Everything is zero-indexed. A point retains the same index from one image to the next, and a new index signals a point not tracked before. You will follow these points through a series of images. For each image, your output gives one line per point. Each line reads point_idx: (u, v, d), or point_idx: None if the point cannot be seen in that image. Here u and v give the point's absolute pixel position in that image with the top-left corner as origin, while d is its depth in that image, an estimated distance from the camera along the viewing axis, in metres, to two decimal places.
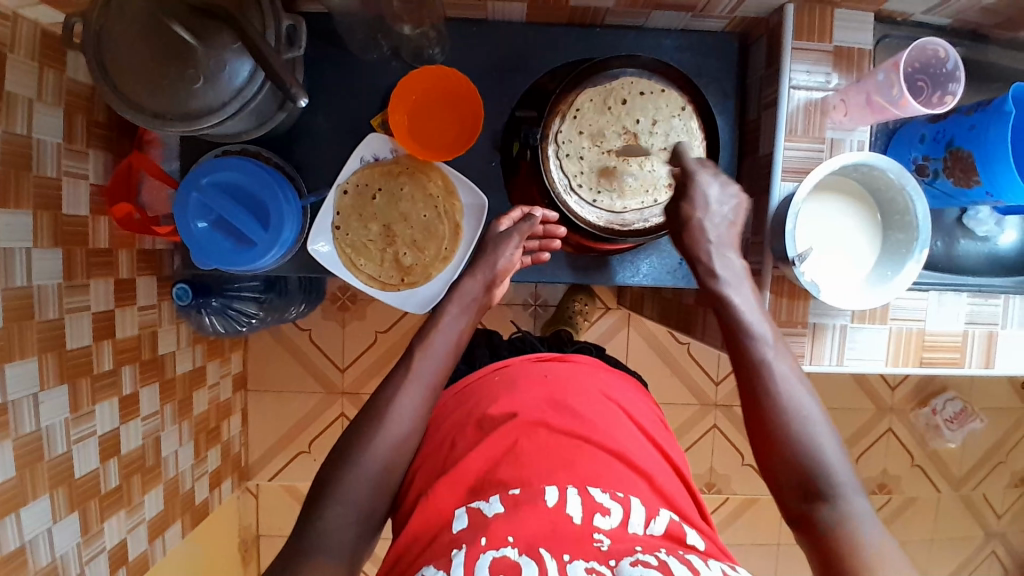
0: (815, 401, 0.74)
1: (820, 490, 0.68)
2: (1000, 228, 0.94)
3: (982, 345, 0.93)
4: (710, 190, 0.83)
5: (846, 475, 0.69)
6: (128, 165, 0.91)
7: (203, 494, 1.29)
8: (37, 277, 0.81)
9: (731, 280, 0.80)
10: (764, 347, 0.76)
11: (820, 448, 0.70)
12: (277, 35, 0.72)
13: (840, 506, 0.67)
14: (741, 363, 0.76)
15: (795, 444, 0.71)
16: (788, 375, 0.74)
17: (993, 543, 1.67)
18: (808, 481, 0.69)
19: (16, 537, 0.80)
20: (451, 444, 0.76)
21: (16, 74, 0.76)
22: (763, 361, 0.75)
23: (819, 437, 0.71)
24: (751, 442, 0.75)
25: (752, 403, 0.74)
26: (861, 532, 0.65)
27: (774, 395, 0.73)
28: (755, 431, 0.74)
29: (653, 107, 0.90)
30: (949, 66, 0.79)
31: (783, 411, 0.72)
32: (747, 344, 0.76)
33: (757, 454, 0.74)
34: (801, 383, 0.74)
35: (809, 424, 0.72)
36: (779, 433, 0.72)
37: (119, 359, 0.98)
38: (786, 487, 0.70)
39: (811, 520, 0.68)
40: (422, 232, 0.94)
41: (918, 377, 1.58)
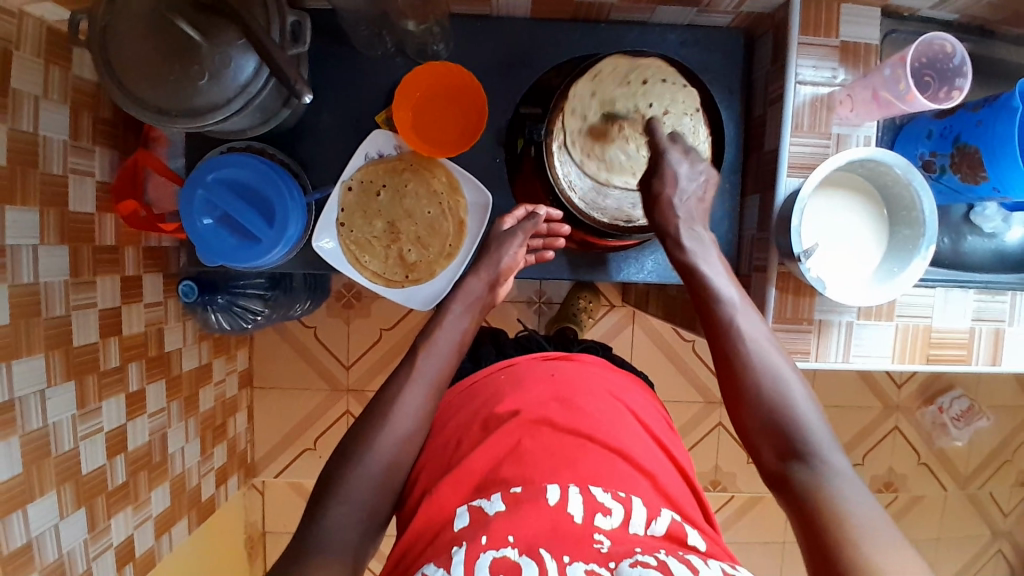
0: (782, 356, 0.77)
1: (795, 449, 0.70)
2: (1007, 225, 0.93)
3: (989, 342, 0.92)
4: (680, 168, 0.86)
5: (812, 422, 0.72)
6: (135, 162, 0.92)
7: (209, 490, 1.30)
8: (44, 274, 0.81)
9: (699, 251, 0.84)
10: (732, 310, 0.79)
11: (794, 410, 0.73)
12: (281, 32, 0.72)
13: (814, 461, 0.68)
14: (716, 333, 0.79)
15: (769, 406, 0.73)
16: (761, 341, 0.77)
17: (1000, 542, 1.66)
18: (783, 440, 0.71)
19: (24, 533, 0.81)
20: (456, 443, 0.76)
21: (22, 71, 0.76)
22: (736, 328, 0.78)
23: (792, 399, 0.73)
24: (731, 410, 0.77)
25: (728, 371, 0.77)
26: (828, 475, 0.67)
27: (747, 360, 0.76)
28: (733, 398, 0.76)
29: (669, 95, 0.90)
30: (956, 61, 0.78)
31: (756, 375, 0.75)
32: (720, 314, 0.79)
33: (737, 423, 0.76)
34: (773, 348, 0.77)
35: (776, 378, 0.75)
36: (755, 397, 0.74)
37: (125, 356, 0.99)
38: (764, 449, 0.73)
39: (788, 477, 0.69)
40: (426, 229, 0.94)
41: (925, 375, 1.57)
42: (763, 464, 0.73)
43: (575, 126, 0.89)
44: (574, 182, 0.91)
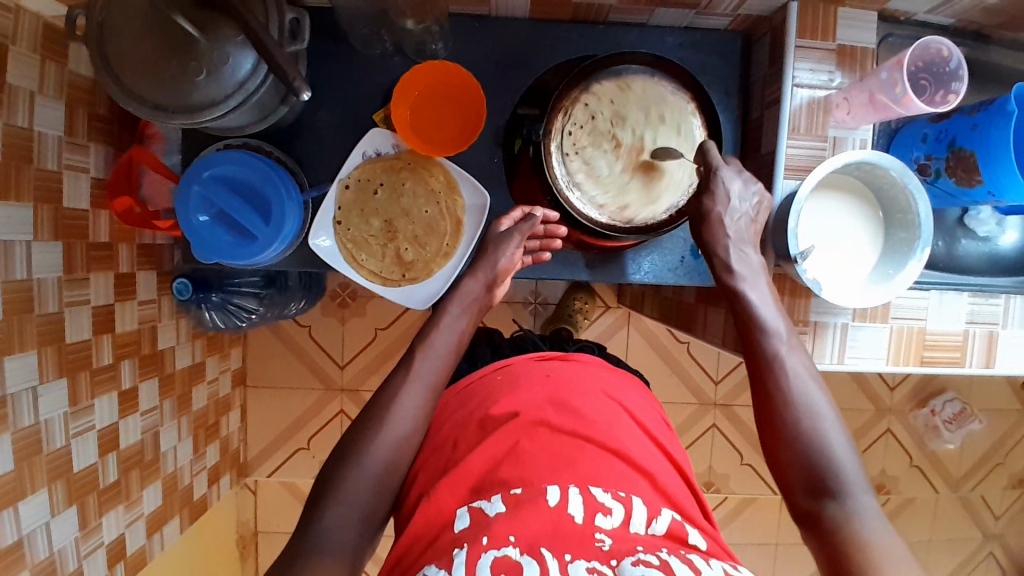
0: (827, 397, 0.74)
1: (829, 489, 0.68)
2: (1002, 229, 0.94)
3: (983, 345, 0.93)
4: (732, 186, 0.82)
5: (854, 470, 0.69)
6: (129, 159, 0.91)
7: (201, 489, 1.29)
8: (37, 270, 0.81)
9: (748, 276, 0.80)
10: (778, 343, 0.76)
11: (831, 448, 0.70)
12: (280, 29, 0.71)
13: (848, 505, 0.67)
14: (756, 361, 0.77)
15: (806, 443, 0.71)
16: (803, 375, 0.75)
17: (991, 544, 1.67)
18: (817, 479, 0.69)
19: (14, 530, 0.80)
20: (452, 444, 0.75)
21: (18, 66, 0.76)
22: (776, 358, 0.76)
23: (829, 436, 0.71)
24: (761, 439, 0.75)
25: (764, 402, 0.75)
26: (868, 532, 0.65)
27: (787, 394, 0.73)
28: (766, 429, 0.74)
29: (669, 109, 0.91)
30: (952, 64, 0.79)
31: (796, 410, 0.72)
32: (763, 344, 0.77)
33: (768, 454, 0.74)
34: (815, 384, 0.74)
35: (819, 420, 0.72)
36: (790, 432, 0.72)
37: (118, 354, 0.98)
38: (795, 485, 0.71)
39: (819, 519, 0.68)
40: (423, 228, 0.94)
41: (918, 378, 1.58)
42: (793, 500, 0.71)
43: (574, 127, 0.89)
44: (571, 181, 0.90)
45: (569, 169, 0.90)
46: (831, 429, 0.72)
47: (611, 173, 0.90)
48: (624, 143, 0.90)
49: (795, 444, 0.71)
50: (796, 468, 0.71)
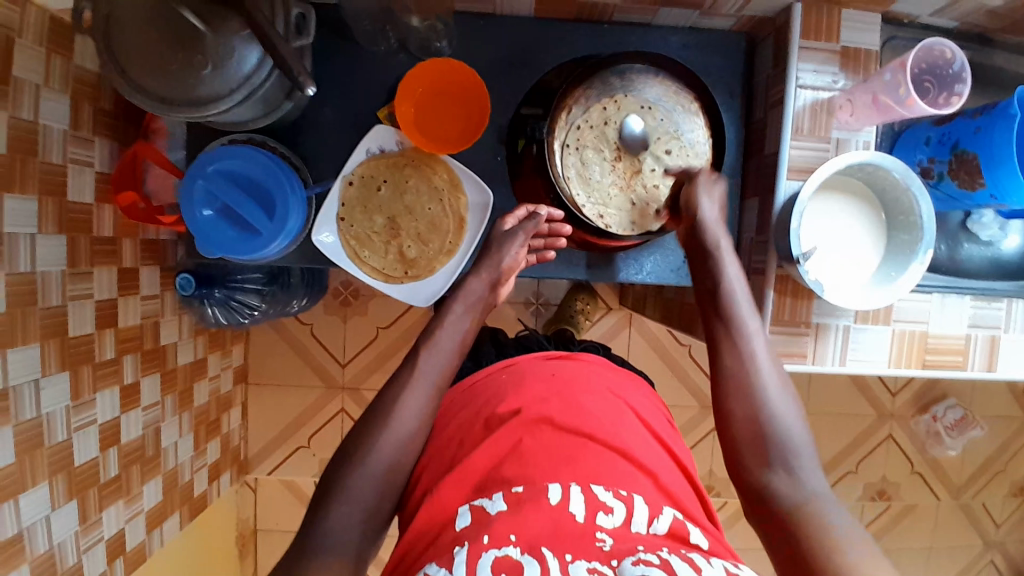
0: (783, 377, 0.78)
1: (779, 458, 0.72)
2: (1004, 233, 0.94)
3: (985, 348, 0.93)
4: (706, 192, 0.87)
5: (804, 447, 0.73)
6: (134, 154, 0.91)
7: (201, 486, 1.29)
8: (41, 263, 0.81)
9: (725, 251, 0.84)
10: (748, 315, 0.80)
11: (783, 421, 0.75)
12: (285, 24, 0.72)
13: (796, 475, 0.71)
14: (721, 331, 0.80)
15: (762, 411, 0.75)
16: (763, 347, 0.79)
17: (992, 552, 1.67)
18: (769, 448, 0.73)
19: (14, 523, 0.80)
20: (457, 443, 0.75)
21: (24, 59, 0.76)
22: (741, 329, 0.79)
23: (780, 409, 0.75)
24: (716, 408, 0.78)
25: (726, 370, 0.78)
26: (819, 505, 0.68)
27: (748, 362, 0.78)
28: (723, 397, 0.77)
29: (671, 110, 0.92)
30: (956, 66, 0.79)
31: (756, 378, 0.77)
32: (734, 316, 0.80)
33: (724, 427, 0.77)
34: (771, 359, 0.79)
35: (775, 398, 0.76)
36: (750, 399, 0.76)
37: (120, 348, 0.98)
38: (746, 455, 0.74)
39: (768, 488, 0.71)
40: (427, 225, 0.94)
41: (920, 384, 1.57)
42: (740, 473, 0.74)
43: (579, 123, 0.90)
44: (573, 175, 0.90)
45: (571, 163, 0.90)
46: (782, 400, 0.76)
47: (614, 171, 0.90)
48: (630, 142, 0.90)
49: (751, 412, 0.75)
50: (749, 437, 0.74)
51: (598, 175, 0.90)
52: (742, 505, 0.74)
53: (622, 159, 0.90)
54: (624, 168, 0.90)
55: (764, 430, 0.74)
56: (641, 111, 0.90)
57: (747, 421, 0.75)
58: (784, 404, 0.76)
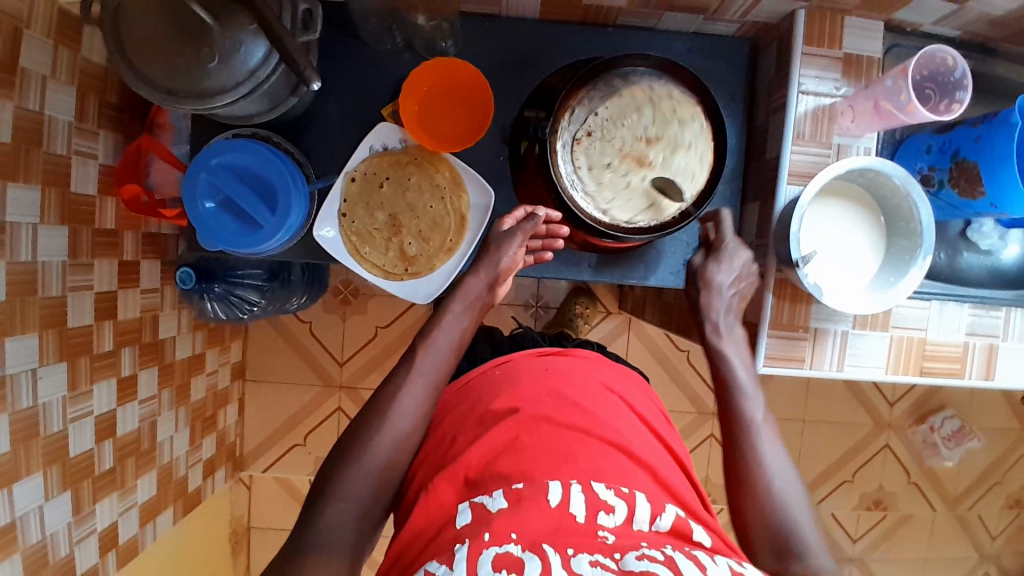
0: (792, 467, 0.78)
1: (793, 553, 0.71)
2: (1003, 242, 0.94)
3: (983, 357, 0.93)
4: (721, 276, 0.87)
5: (814, 536, 0.72)
6: (138, 147, 0.92)
7: (196, 481, 1.29)
8: (42, 254, 0.81)
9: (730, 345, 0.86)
10: (753, 409, 0.81)
11: (793, 510, 0.74)
12: (292, 19, 0.72)
13: (811, 563, 0.70)
14: (728, 422, 0.81)
15: (771, 502, 0.74)
16: (774, 441, 0.79)
17: (986, 565, 1.66)
18: (782, 543, 0.72)
19: (7, 512, 0.80)
20: (452, 438, 0.76)
21: (31, 50, 0.76)
22: (746, 419, 0.80)
23: (790, 497, 0.75)
24: (729, 502, 0.78)
25: (735, 461, 0.78)
26: None
27: (753, 453, 0.78)
28: (734, 489, 0.77)
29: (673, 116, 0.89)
30: (957, 74, 0.80)
31: (763, 469, 0.76)
32: (739, 409, 0.81)
33: (734, 512, 0.77)
34: (779, 447, 0.79)
35: (783, 488, 0.75)
36: (759, 494, 0.75)
37: (119, 341, 0.98)
38: (760, 551, 0.73)
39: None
40: (428, 223, 0.95)
41: (918, 394, 1.57)
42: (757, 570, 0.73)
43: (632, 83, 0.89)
44: (583, 145, 0.89)
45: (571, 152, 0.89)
46: (793, 489, 0.76)
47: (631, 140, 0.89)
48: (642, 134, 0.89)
49: (761, 503, 0.74)
50: (761, 525, 0.73)
51: (606, 148, 0.89)
52: None
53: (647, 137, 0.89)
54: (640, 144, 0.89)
55: (776, 517, 0.73)
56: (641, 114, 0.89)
57: (758, 516, 0.74)
58: (794, 493, 0.75)
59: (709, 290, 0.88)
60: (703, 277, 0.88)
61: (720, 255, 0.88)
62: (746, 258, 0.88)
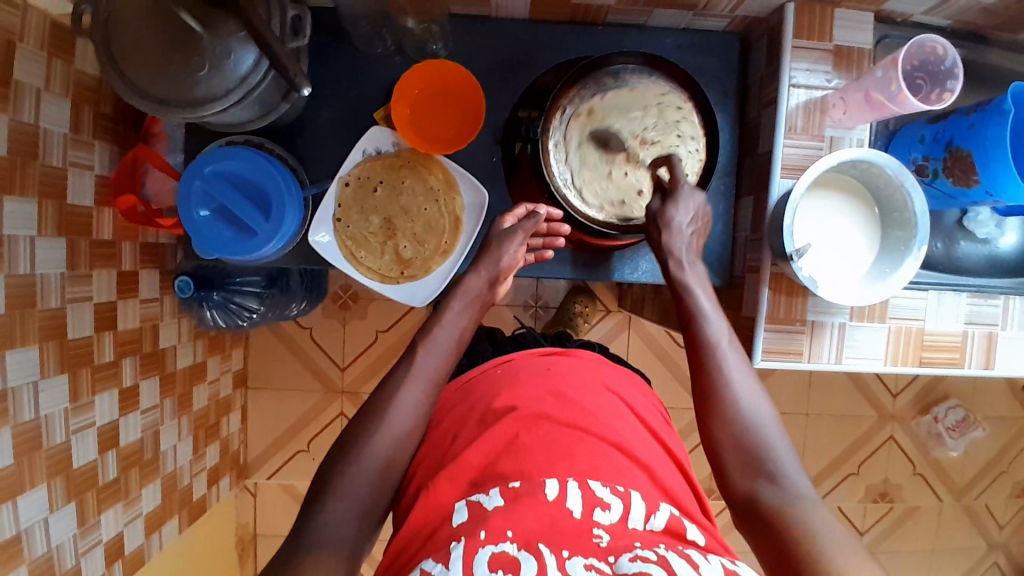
0: (759, 387, 0.78)
1: (765, 472, 0.72)
2: (1001, 230, 0.94)
3: (982, 346, 0.93)
4: (679, 217, 0.86)
5: (785, 454, 0.74)
6: (134, 156, 0.93)
7: (200, 490, 1.29)
8: (40, 266, 0.82)
9: (693, 274, 0.86)
10: (718, 334, 0.81)
11: (763, 430, 0.75)
12: (282, 25, 0.72)
13: (784, 484, 0.71)
14: (694, 347, 0.81)
15: (742, 426, 0.75)
16: (740, 362, 0.79)
17: (995, 554, 1.65)
18: (754, 463, 0.73)
19: (12, 524, 0.80)
20: (452, 437, 0.76)
21: (24, 63, 0.77)
22: (712, 344, 0.80)
23: (760, 418, 0.76)
24: (699, 426, 0.79)
25: (704, 388, 0.79)
26: (803, 507, 0.68)
27: (721, 376, 0.78)
28: (703, 414, 0.78)
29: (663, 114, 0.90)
30: (948, 63, 0.80)
31: (732, 393, 0.77)
32: (705, 335, 0.81)
33: (704, 434, 0.78)
34: (745, 368, 0.79)
35: (753, 410, 0.76)
36: (730, 417, 0.76)
37: (120, 351, 0.99)
38: (732, 470, 0.74)
39: (756, 497, 0.71)
40: (423, 226, 0.95)
41: (921, 385, 1.57)
42: (729, 487, 0.74)
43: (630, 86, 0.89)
44: (575, 141, 0.89)
45: (565, 151, 0.89)
46: (762, 410, 0.77)
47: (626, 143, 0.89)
48: (635, 131, 0.89)
49: (733, 428, 0.75)
50: (733, 448, 0.75)
51: (598, 146, 0.89)
52: (730, 513, 0.74)
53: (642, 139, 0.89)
54: (632, 141, 0.89)
55: (747, 440, 0.74)
56: (633, 112, 0.89)
57: (729, 438, 0.75)
58: (763, 413, 0.76)
59: (668, 232, 0.86)
60: (662, 220, 0.86)
61: (676, 197, 0.86)
62: (700, 197, 0.88)
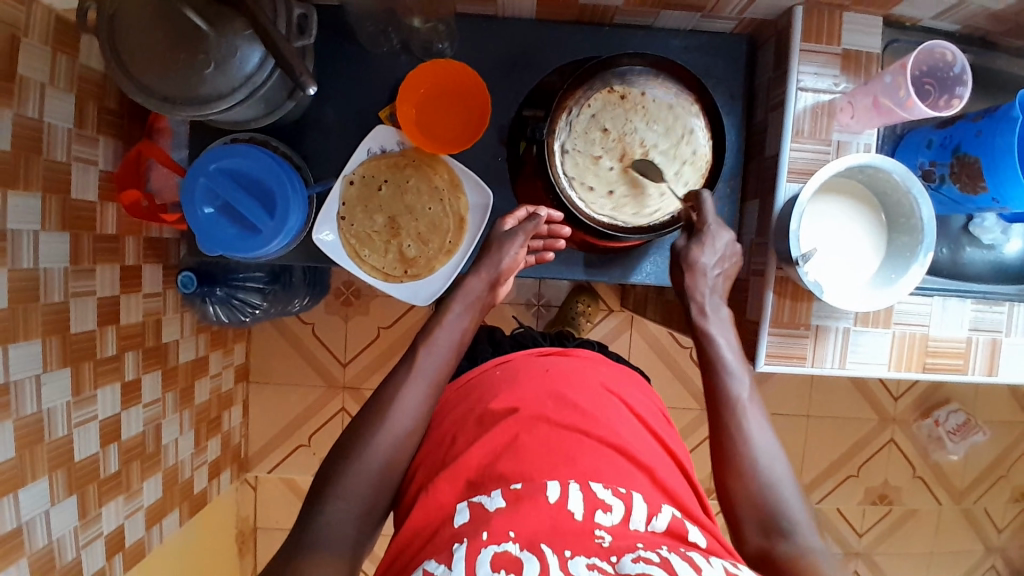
0: (778, 446, 0.78)
1: (780, 529, 0.72)
2: (1007, 236, 0.93)
3: (986, 352, 0.93)
4: (706, 261, 0.89)
5: (801, 513, 0.73)
6: (138, 152, 0.92)
7: (201, 483, 1.29)
8: (44, 260, 0.81)
9: (716, 325, 0.86)
10: (739, 387, 0.81)
11: (780, 488, 0.75)
12: (288, 23, 0.72)
13: (799, 541, 0.71)
14: (714, 399, 0.82)
15: (759, 482, 0.75)
16: (761, 420, 0.80)
17: (992, 558, 1.66)
18: (770, 519, 0.73)
19: (14, 517, 0.80)
20: (452, 438, 0.76)
21: (29, 57, 0.76)
22: (732, 398, 0.80)
23: (778, 476, 0.76)
24: (715, 483, 0.78)
25: (722, 441, 0.79)
26: (818, 566, 0.68)
27: (739, 431, 0.78)
28: (719, 469, 0.78)
29: (670, 118, 0.89)
30: (957, 69, 0.79)
31: (750, 448, 0.77)
32: (725, 386, 0.81)
33: (719, 489, 0.78)
34: (764, 425, 0.80)
35: (772, 468, 0.76)
36: (746, 474, 0.75)
37: (122, 345, 0.99)
38: (747, 529, 0.74)
39: (771, 554, 0.71)
40: (427, 225, 0.95)
41: (922, 388, 1.57)
42: (744, 544, 0.74)
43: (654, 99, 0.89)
44: (580, 143, 0.88)
45: (570, 152, 0.88)
46: (780, 467, 0.76)
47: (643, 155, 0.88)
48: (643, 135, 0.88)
49: (751, 485, 0.75)
50: (751, 505, 0.74)
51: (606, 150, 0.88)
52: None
53: (658, 151, 0.89)
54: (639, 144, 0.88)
55: (764, 497, 0.74)
56: (643, 116, 0.88)
57: (746, 495, 0.75)
58: (781, 471, 0.76)
59: (692, 273, 0.89)
60: (686, 261, 0.89)
61: (702, 238, 0.89)
62: (730, 239, 0.89)
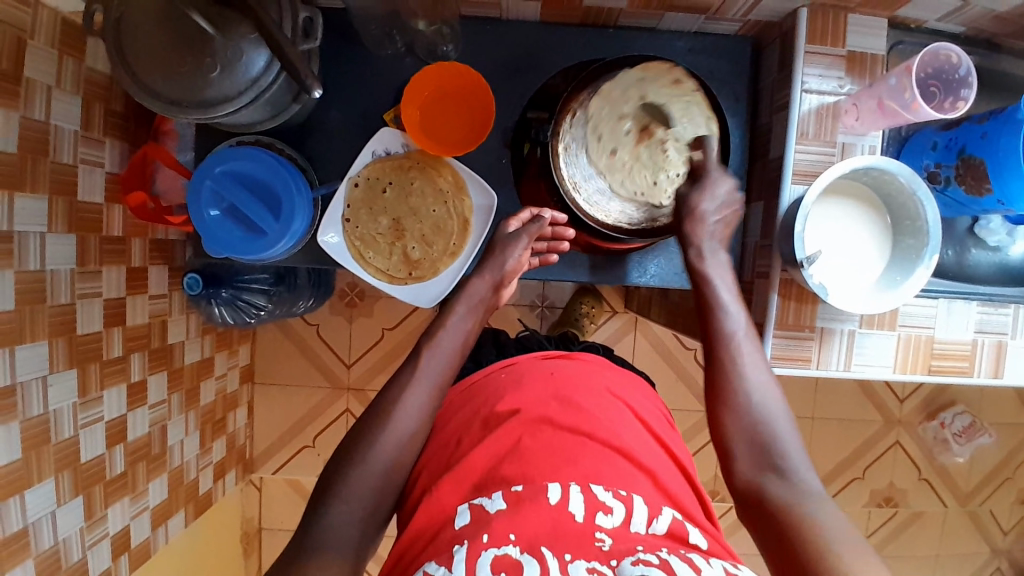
0: (773, 383, 0.80)
1: (772, 465, 0.73)
2: (1012, 238, 0.93)
3: (991, 355, 0.92)
4: (705, 206, 0.86)
5: (795, 450, 0.75)
6: (144, 155, 0.92)
7: (206, 484, 1.30)
8: (50, 262, 0.82)
9: (716, 268, 0.85)
10: (735, 326, 0.82)
11: (774, 425, 0.76)
12: (293, 27, 0.72)
13: (790, 478, 0.72)
14: (711, 339, 0.83)
15: (753, 420, 0.77)
16: (755, 356, 0.80)
17: (998, 561, 1.65)
18: (762, 456, 0.74)
19: (20, 518, 0.81)
20: (455, 442, 0.76)
21: (35, 60, 0.77)
22: (728, 337, 0.81)
23: (773, 415, 0.77)
24: (710, 418, 0.80)
25: (718, 380, 0.80)
26: (806, 499, 0.69)
27: (735, 370, 0.79)
28: (713, 402, 0.80)
29: (680, 112, 0.88)
30: (961, 71, 0.79)
31: (744, 386, 0.78)
32: (721, 326, 0.82)
33: (713, 425, 0.79)
34: (760, 364, 0.80)
35: (766, 405, 0.77)
36: (739, 410, 0.77)
37: (128, 346, 0.99)
38: (741, 464, 0.75)
39: (761, 490, 0.72)
40: (431, 227, 0.95)
41: (927, 390, 1.56)
42: (734, 479, 0.75)
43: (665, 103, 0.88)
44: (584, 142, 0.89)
45: (575, 153, 0.90)
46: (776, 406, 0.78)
47: (649, 156, 0.88)
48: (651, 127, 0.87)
49: (746, 423, 0.77)
50: (744, 442, 0.76)
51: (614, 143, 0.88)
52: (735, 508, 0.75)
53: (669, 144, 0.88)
54: (647, 137, 0.87)
55: (759, 434, 0.76)
56: (652, 110, 0.88)
57: (738, 430, 0.77)
58: (776, 409, 0.77)
59: (695, 221, 0.86)
60: (688, 208, 0.86)
61: (704, 185, 0.87)
62: (729, 185, 0.87)
